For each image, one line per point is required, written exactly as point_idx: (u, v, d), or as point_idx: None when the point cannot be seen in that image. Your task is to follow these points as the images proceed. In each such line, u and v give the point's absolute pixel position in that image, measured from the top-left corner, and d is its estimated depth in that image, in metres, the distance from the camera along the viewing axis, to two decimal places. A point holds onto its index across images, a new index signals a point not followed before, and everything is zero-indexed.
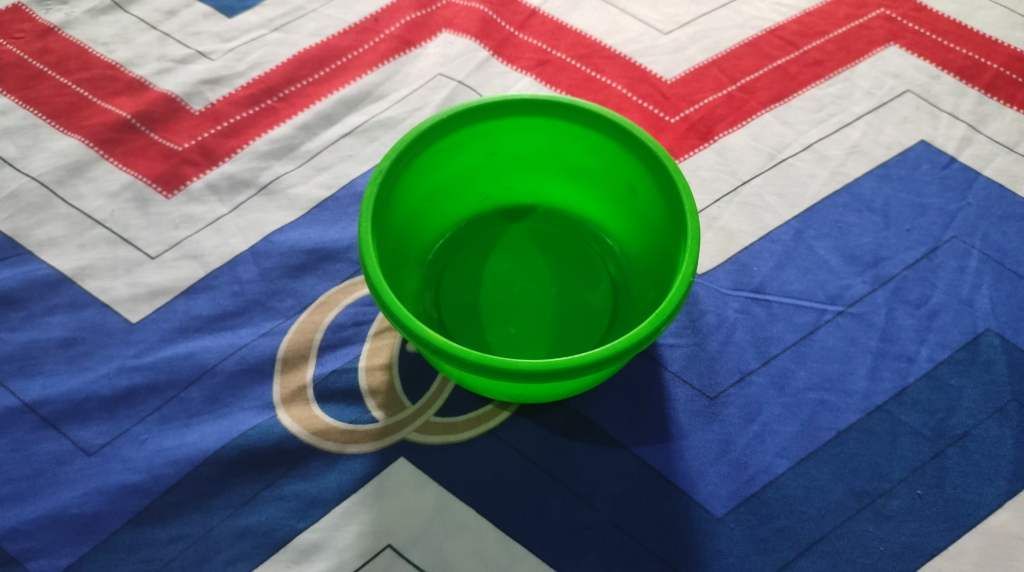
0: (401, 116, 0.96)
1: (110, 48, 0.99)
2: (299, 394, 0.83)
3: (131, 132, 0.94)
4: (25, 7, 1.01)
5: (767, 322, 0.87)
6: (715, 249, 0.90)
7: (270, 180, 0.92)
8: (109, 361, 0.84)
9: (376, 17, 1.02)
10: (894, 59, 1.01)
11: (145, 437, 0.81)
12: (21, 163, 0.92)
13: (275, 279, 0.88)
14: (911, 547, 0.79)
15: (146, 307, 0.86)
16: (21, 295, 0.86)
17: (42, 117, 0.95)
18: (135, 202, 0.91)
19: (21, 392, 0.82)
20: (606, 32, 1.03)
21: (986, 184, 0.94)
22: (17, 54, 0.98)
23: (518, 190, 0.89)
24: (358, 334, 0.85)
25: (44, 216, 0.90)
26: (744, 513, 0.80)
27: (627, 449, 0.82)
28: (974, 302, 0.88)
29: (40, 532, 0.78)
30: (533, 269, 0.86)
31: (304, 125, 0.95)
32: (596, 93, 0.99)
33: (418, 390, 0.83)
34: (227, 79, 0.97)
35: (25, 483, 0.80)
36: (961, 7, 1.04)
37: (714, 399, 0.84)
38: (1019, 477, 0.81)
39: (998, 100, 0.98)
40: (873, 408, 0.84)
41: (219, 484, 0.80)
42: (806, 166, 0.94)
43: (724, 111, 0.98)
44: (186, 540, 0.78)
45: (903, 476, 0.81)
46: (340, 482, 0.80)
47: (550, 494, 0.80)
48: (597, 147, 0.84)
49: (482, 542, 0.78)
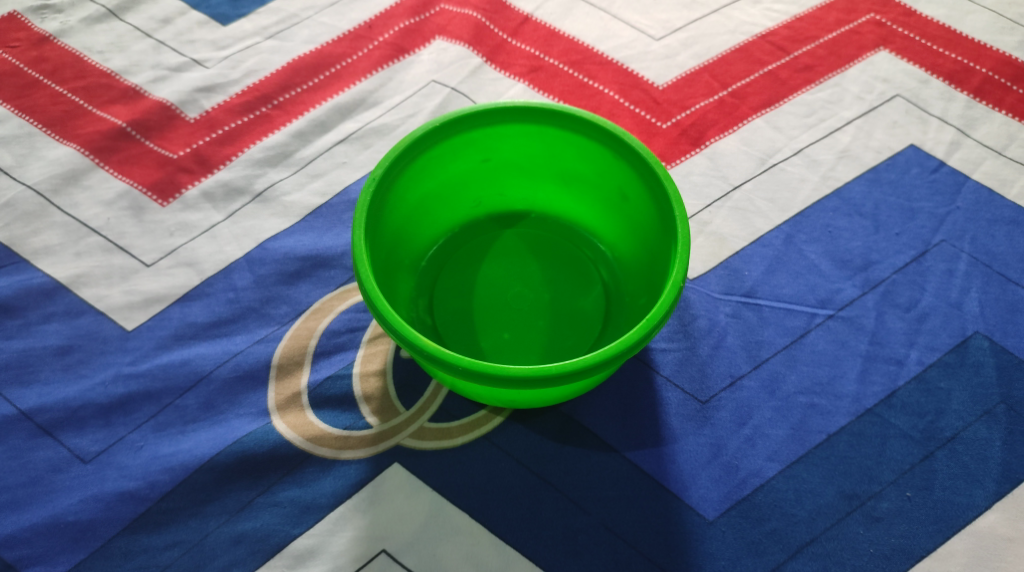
0: (395, 123, 0.97)
1: (105, 56, 0.99)
2: (294, 401, 0.84)
3: (127, 141, 0.95)
4: (21, 16, 1.01)
5: (758, 326, 0.88)
6: (707, 254, 0.91)
7: (264, 187, 0.93)
8: (105, 368, 0.84)
9: (370, 24, 1.03)
10: (884, 64, 1.02)
11: (141, 444, 0.82)
12: (17, 172, 0.93)
13: (270, 286, 0.88)
14: (900, 549, 0.80)
15: (141, 315, 0.87)
16: (16, 303, 0.87)
17: (37, 126, 0.95)
18: (130, 210, 0.91)
19: (18, 400, 0.83)
20: (598, 38, 1.03)
21: (975, 188, 0.94)
22: (13, 63, 0.98)
23: (511, 197, 0.90)
24: (353, 340, 0.86)
25: (39, 224, 0.90)
26: (735, 516, 0.81)
27: (619, 454, 0.82)
28: (963, 305, 0.89)
29: (37, 539, 0.79)
30: (527, 274, 0.87)
31: (299, 132, 0.96)
32: (589, 99, 0.99)
33: (413, 395, 0.84)
34: (221, 86, 0.98)
35: (22, 491, 0.80)
36: (950, 11, 1.05)
37: (706, 403, 0.85)
38: (1008, 478, 0.82)
39: (987, 104, 0.99)
40: (863, 411, 0.84)
41: (214, 491, 0.80)
42: (797, 171, 0.95)
43: (715, 116, 0.98)
44: (181, 546, 0.79)
45: (893, 478, 0.82)
46: (335, 488, 0.81)
47: (542, 498, 0.81)
48: (589, 153, 0.85)
49: (476, 546, 0.79)
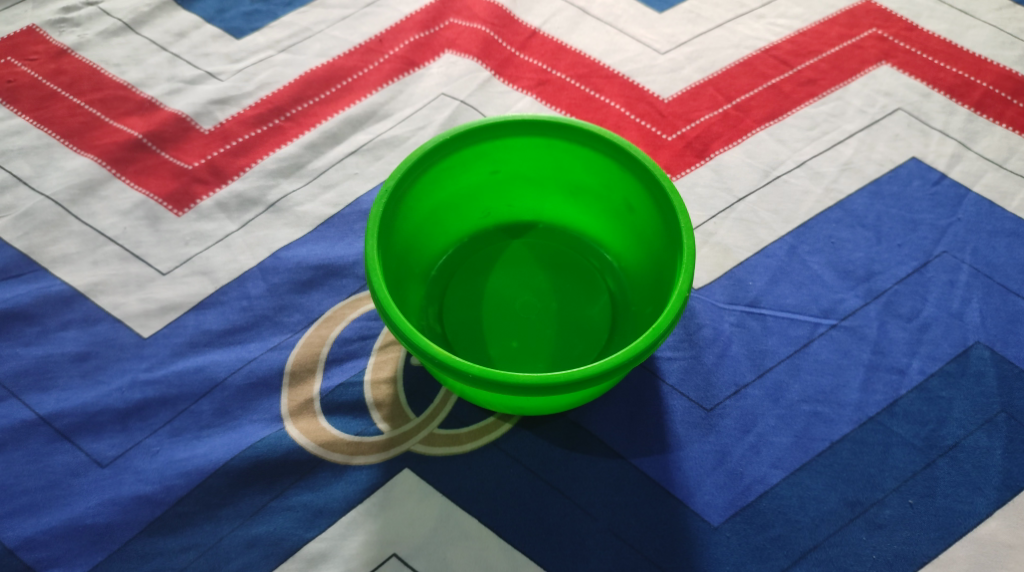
0: (405, 135, 0.99)
1: (122, 69, 1.01)
2: (307, 407, 0.85)
3: (143, 152, 0.96)
4: (39, 30, 1.03)
5: (762, 335, 0.89)
6: (712, 264, 0.93)
7: (277, 198, 0.95)
8: (122, 375, 0.86)
9: (381, 38, 1.05)
10: (886, 78, 1.04)
11: (157, 449, 0.83)
12: (36, 182, 0.94)
13: (283, 294, 0.90)
14: (902, 556, 0.81)
15: (157, 323, 0.88)
16: (35, 310, 0.88)
17: (56, 136, 0.97)
18: (146, 220, 0.93)
19: (36, 405, 0.85)
20: (604, 52, 1.05)
21: (976, 201, 0.96)
22: (31, 75, 1.00)
23: (520, 207, 0.91)
24: (364, 348, 0.88)
25: (57, 233, 0.92)
26: (740, 522, 0.82)
27: (626, 460, 0.84)
28: (964, 315, 0.90)
29: (55, 542, 0.80)
30: (534, 283, 0.88)
31: (311, 144, 0.98)
32: (596, 111, 1.01)
33: (423, 402, 0.85)
34: (235, 99, 1.00)
35: (40, 494, 0.82)
36: (951, 26, 1.07)
37: (711, 411, 0.86)
38: (1009, 486, 0.83)
39: (987, 117, 1.01)
40: (865, 419, 0.86)
41: (229, 495, 0.82)
42: (800, 183, 0.97)
43: (720, 129, 1.00)
44: (196, 549, 0.80)
45: (896, 486, 0.83)
46: (347, 493, 0.82)
47: (550, 504, 0.82)
48: (595, 165, 0.86)
49: (485, 550, 0.81)
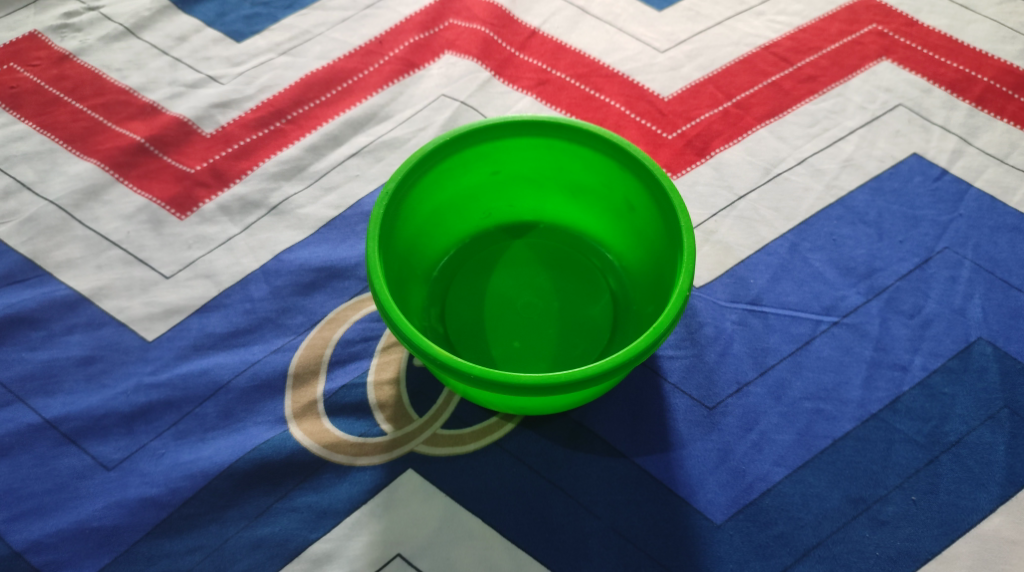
0: (406, 136, 0.99)
1: (124, 73, 1.02)
2: (310, 409, 0.86)
3: (145, 155, 0.97)
4: (41, 35, 1.04)
5: (764, 333, 0.90)
6: (713, 262, 0.93)
7: (279, 201, 0.95)
8: (126, 378, 0.87)
9: (381, 39, 1.05)
10: (886, 73, 1.04)
11: (162, 452, 0.84)
12: (39, 187, 0.95)
13: (286, 296, 0.90)
14: (905, 552, 0.81)
15: (161, 326, 0.89)
16: (40, 315, 0.89)
17: (59, 142, 0.97)
18: (149, 223, 0.93)
19: (43, 409, 0.85)
20: (604, 51, 1.05)
21: (977, 196, 0.96)
22: (34, 81, 1.01)
23: (521, 207, 0.92)
24: (367, 349, 0.88)
25: (61, 238, 0.93)
26: (743, 520, 0.82)
27: (629, 459, 0.84)
28: (966, 311, 0.90)
29: (62, 545, 0.81)
30: (535, 284, 0.89)
31: (312, 146, 0.98)
32: (596, 111, 1.01)
33: (425, 403, 0.86)
34: (237, 102, 1.00)
35: (47, 498, 0.82)
36: (951, 21, 1.07)
37: (713, 409, 0.86)
38: (1012, 482, 0.84)
39: (989, 112, 1.01)
40: (868, 416, 0.86)
41: (233, 497, 0.82)
42: (801, 179, 0.97)
43: (720, 127, 1.00)
44: (202, 550, 0.81)
45: (899, 482, 0.83)
46: (351, 493, 0.83)
47: (554, 503, 0.82)
48: (594, 165, 0.87)
49: (489, 550, 0.81)
